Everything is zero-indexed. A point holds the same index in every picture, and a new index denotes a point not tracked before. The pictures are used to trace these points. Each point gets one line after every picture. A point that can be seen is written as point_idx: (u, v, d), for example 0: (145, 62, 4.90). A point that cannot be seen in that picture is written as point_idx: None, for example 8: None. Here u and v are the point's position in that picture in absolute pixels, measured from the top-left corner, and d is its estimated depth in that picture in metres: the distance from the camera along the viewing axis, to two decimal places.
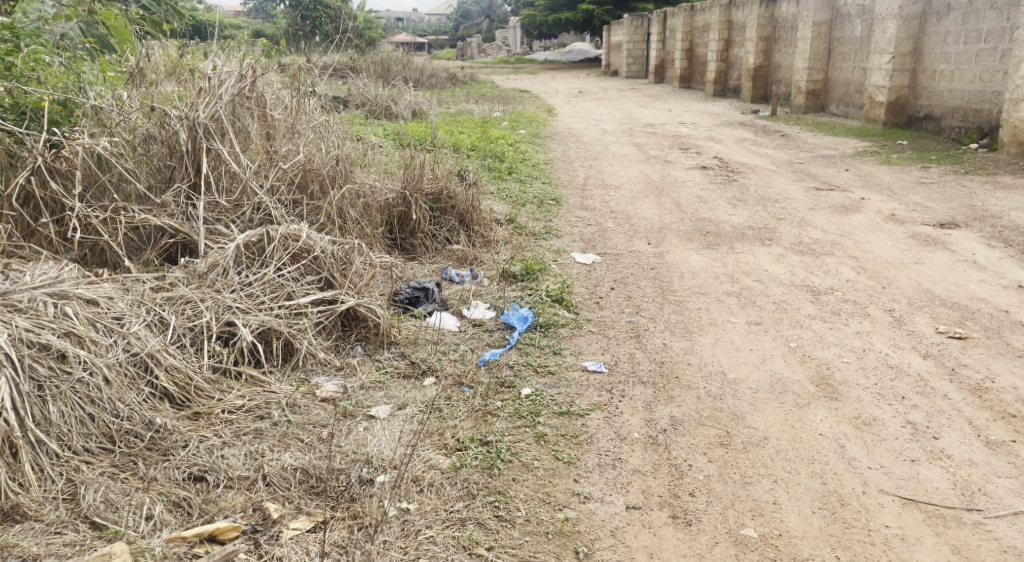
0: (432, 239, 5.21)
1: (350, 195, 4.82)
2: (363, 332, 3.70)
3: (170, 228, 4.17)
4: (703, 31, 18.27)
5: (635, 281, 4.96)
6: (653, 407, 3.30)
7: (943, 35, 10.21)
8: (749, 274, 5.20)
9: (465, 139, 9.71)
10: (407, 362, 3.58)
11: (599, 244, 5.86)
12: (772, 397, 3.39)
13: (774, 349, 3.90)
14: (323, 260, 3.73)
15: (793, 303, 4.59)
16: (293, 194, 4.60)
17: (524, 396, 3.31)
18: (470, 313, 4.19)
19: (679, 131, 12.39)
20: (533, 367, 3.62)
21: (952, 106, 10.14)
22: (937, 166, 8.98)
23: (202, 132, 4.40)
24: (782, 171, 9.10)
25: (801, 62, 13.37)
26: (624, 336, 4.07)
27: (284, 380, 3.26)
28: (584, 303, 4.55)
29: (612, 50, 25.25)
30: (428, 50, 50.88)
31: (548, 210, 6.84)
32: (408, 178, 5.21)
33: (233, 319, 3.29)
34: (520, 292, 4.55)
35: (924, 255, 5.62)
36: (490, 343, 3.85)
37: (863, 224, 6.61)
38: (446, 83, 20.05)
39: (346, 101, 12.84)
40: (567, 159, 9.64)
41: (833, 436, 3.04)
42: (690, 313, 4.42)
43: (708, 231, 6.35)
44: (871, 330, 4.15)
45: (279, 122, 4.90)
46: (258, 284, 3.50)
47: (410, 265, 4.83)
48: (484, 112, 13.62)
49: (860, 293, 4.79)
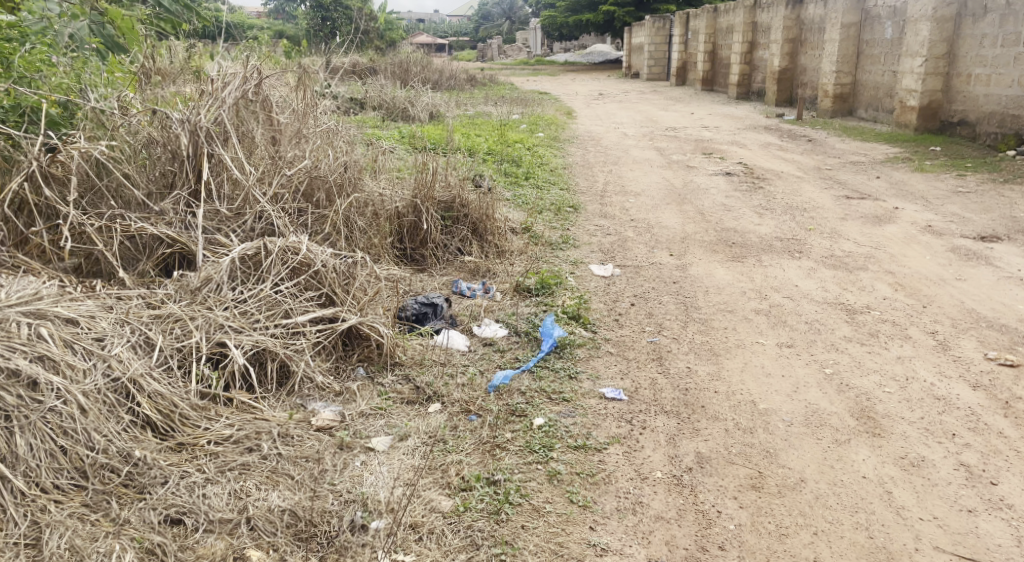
0: (443, 249, 4.96)
1: (357, 204, 4.58)
2: (364, 353, 3.45)
3: (167, 237, 3.94)
4: (726, 33, 17.91)
5: (657, 296, 4.69)
6: (677, 442, 3.03)
7: (980, 37, 9.81)
8: (779, 290, 4.91)
9: (481, 143, 9.46)
10: (412, 387, 3.32)
11: (618, 255, 5.60)
12: (808, 432, 3.10)
13: (808, 376, 3.61)
14: (324, 274, 3.47)
15: (827, 324, 4.30)
16: (297, 202, 4.35)
17: (536, 427, 3.05)
18: (480, 331, 3.93)
19: (702, 135, 12.05)
20: (546, 393, 3.36)
21: (989, 111, 9.74)
22: (974, 174, 8.62)
23: (203, 136, 4.17)
24: (810, 178, 8.77)
25: (829, 65, 12.99)
26: (645, 358, 3.80)
27: (278, 406, 3.00)
28: (603, 320, 4.28)
29: (633, 52, 24.92)
30: (448, 51, 50.80)
31: (566, 218, 6.58)
32: (419, 185, 4.96)
33: (224, 339, 3.03)
34: (534, 308, 4.29)
35: (965, 271, 5.31)
36: (501, 366, 3.59)
37: (899, 236, 6.28)
38: (465, 84, 19.82)
39: (363, 103, 12.63)
40: (587, 164, 9.35)
41: (877, 480, 2.76)
42: (716, 333, 4.14)
43: (734, 242, 6.05)
44: (913, 355, 3.85)
45: (285, 126, 4.67)
46: (253, 301, 3.24)
47: (419, 277, 4.59)
48: (502, 114, 13.35)
49: (898, 312, 4.48)
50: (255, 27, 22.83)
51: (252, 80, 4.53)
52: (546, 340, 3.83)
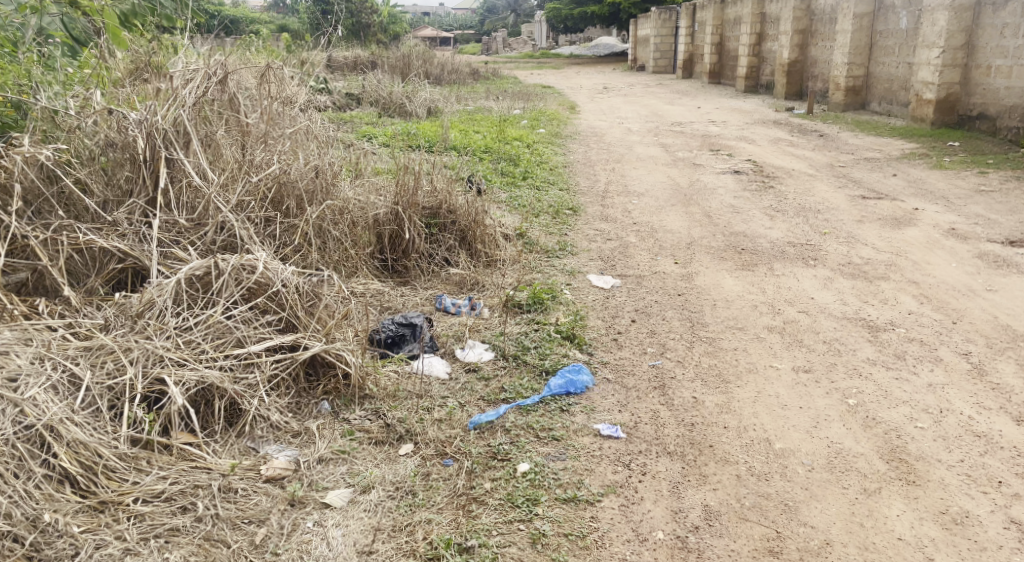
0: (428, 260, 4.56)
1: (332, 214, 4.17)
2: (330, 385, 3.04)
3: (118, 251, 3.50)
4: (734, 24, 17.44)
5: (660, 312, 4.30)
6: (682, 492, 2.64)
7: (1001, 27, 9.35)
8: (793, 303, 4.51)
9: (478, 140, 9.07)
10: (382, 424, 2.93)
11: (619, 263, 5.21)
12: (832, 480, 2.70)
13: (828, 409, 3.21)
14: (285, 296, 3.07)
15: (848, 343, 3.91)
16: (265, 211, 3.96)
17: (520, 475, 2.66)
18: (463, 355, 3.54)
19: (708, 130, 11.61)
20: (534, 430, 2.97)
21: (1010, 105, 9.29)
22: (996, 172, 8.20)
23: (160, 139, 3.76)
24: (822, 177, 8.35)
25: (840, 57, 12.52)
26: (646, 387, 3.41)
27: (224, 452, 2.61)
28: (600, 340, 3.89)
29: (638, 44, 24.47)
30: (453, 44, 50.40)
31: (564, 221, 6.19)
32: (400, 190, 4.56)
33: (163, 375, 2.63)
34: (524, 327, 3.90)
35: (996, 281, 4.91)
36: (485, 398, 3.20)
37: (921, 241, 5.89)
38: (468, 78, 19.42)
39: (359, 99, 12.24)
40: (588, 162, 8.96)
41: (915, 543, 2.39)
42: (726, 356, 3.74)
43: (744, 248, 5.66)
44: (946, 382, 3.46)
45: (254, 127, 4.27)
46: (200, 329, 2.83)
47: (400, 292, 4.21)
48: (502, 109, 12.94)
49: (926, 330, 4.09)
50: (255, 22, 22.50)
51: (216, 76, 4.12)
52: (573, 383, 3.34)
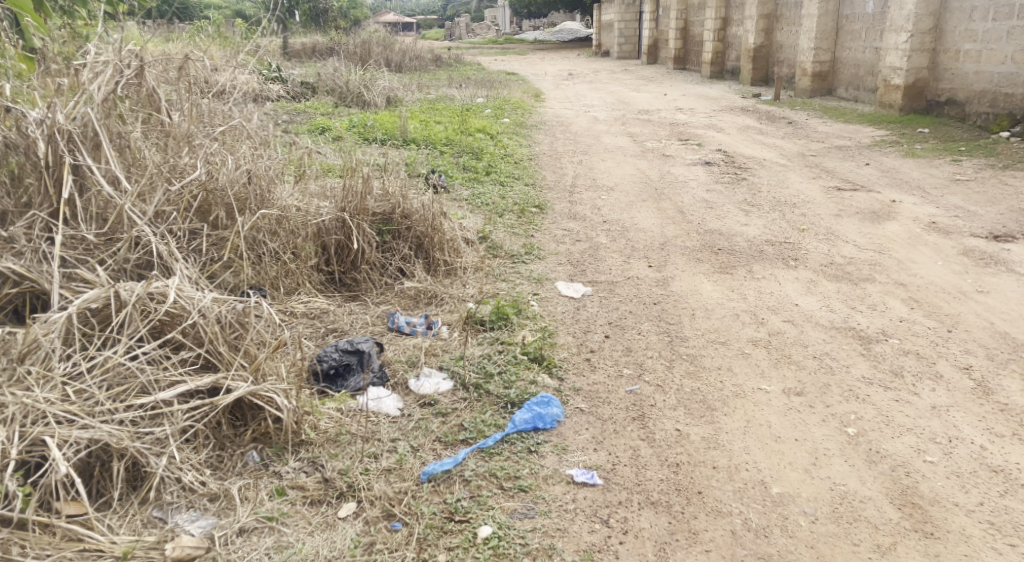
0: (380, 271, 4.12)
1: (271, 223, 3.80)
2: (258, 431, 2.61)
3: (12, 273, 2.93)
4: (698, 8, 17.15)
5: (636, 325, 3.93)
6: (670, 556, 2.30)
7: (970, 10, 9.14)
8: (777, 311, 4.18)
9: (438, 131, 8.61)
10: (320, 479, 2.52)
11: (589, 268, 4.83)
12: (839, 535, 2.39)
13: (826, 441, 2.87)
14: (202, 329, 2.62)
15: (839, 358, 3.59)
16: (189, 223, 3.50)
17: (481, 543, 2.29)
18: (418, 385, 3.12)
19: (676, 118, 11.29)
20: (498, 480, 2.58)
21: (980, 90, 9.09)
22: (970, 160, 7.98)
23: (63, 141, 3.23)
24: (795, 167, 8.07)
25: (806, 42, 12.28)
26: (625, 417, 3.04)
27: (122, 527, 2.19)
28: (572, 360, 3.51)
29: (603, 30, 24.06)
30: (416, 29, 49.50)
31: (530, 221, 5.79)
32: (347, 194, 4.10)
33: (45, 436, 2.19)
34: (487, 348, 3.49)
35: (986, 282, 4.63)
36: (442, 440, 2.79)
37: (903, 237, 5.61)
38: (431, 65, 18.84)
39: (315, 88, 11.65)
40: (553, 154, 8.57)
41: None
42: (709, 378, 3.37)
43: (720, 248, 5.31)
44: (951, 403, 3.14)
45: (176, 126, 3.78)
46: (95, 375, 2.38)
47: (348, 310, 3.77)
48: (465, 97, 12.48)
49: (920, 341, 3.77)
50: (207, 8, 21.63)
51: (131, 69, 3.62)
52: (542, 417, 2.95)
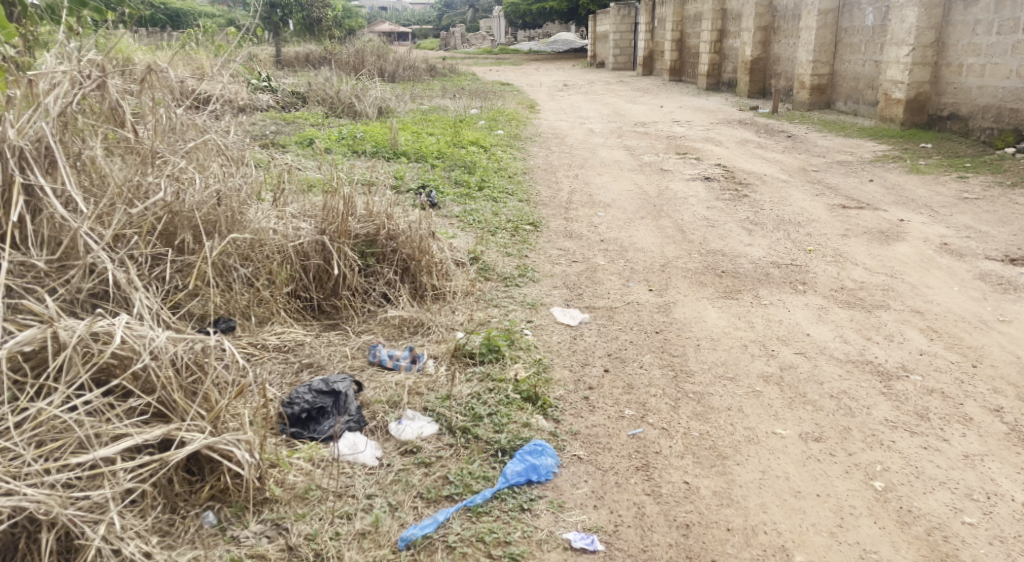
0: (362, 297, 3.82)
1: (242, 248, 3.53)
2: (215, 488, 2.32)
3: None
4: (694, 20, 16.96)
5: (638, 358, 3.65)
6: None
7: (972, 24, 8.93)
8: (787, 342, 3.90)
9: (429, 143, 8.33)
10: (283, 546, 2.23)
11: (586, 291, 4.55)
12: None
13: (851, 497, 2.62)
14: (152, 375, 2.32)
15: (858, 396, 3.31)
16: (151, 248, 3.21)
17: None
18: (399, 430, 2.83)
19: (673, 131, 11.05)
20: (486, 546, 2.31)
21: (983, 105, 8.87)
22: (977, 176, 7.74)
23: (13, 158, 2.86)
24: (798, 183, 7.82)
25: (805, 54, 12.07)
26: (628, 467, 2.76)
27: None
28: (569, 399, 3.22)
29: (597, 40, 23.90)
30: (410, 38, 49.34)
31: (523, 239, 5.52)
32: (326, 215, 3.80)
33: None
34: (476, 385, 3.20)
35: (1008, 310, 4.37)
36: (424, 496, 2.50)
37: (915, 259, 5.35)
38: (425, 74, 18.59)
39: (304, 98, 11.34)
40: (548, 167, 8.30)
41: None
42: (718, 421, 3.08)
43: (723, 270, 5.04)
44: (985, 451, 2.87)
45: (140, 143, 3.47)
46: (25, 431, 2.08)
47: (326, 340, 3.48)
48: (458, 108, 12.22)
49: (944, 378, 3.49)
50: (196, 14, 21.29)
51: (90, 80, 3.31)
52: (536, 469, 2.66)
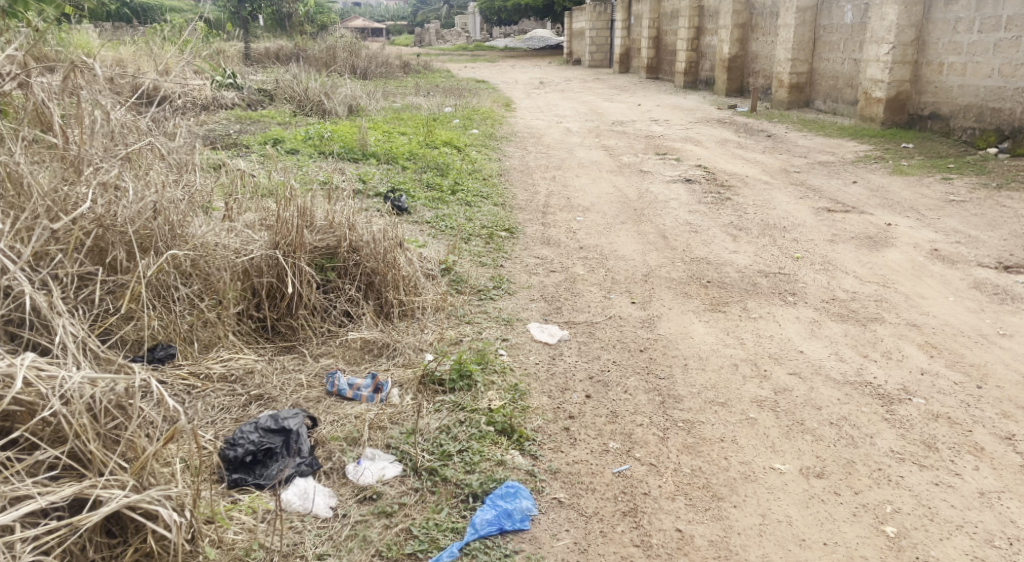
0: (322, 316, 3.50)
1: (185, 265, 3.20)
2: (141, 552, 2.00)
3: None
4: (671, 18, 16.75)
5: (621, 381, 3.36)
6: None
7: (954, 22, 8.77)
8: (780, 362, 3.64)
9: (400, 143, 8.01)
10: None
11: (565, 304, 4.26)
12: None
13: (862, 546, 2.36)
14: (62, 423, 2.00)
15: (860, 424, 3.06)
16: (80, 266, 2.88)
17: None
18: (358, 474, 2.53)
19: (652, 130, 10.82)
20: None
21: (965, 104, 8.71)
22: (961, 178, 7.58)
23: None
24: (781, 185, 7.60)
25: (783, 53, 11.88)
26: (614, 512, 2.48)
27: None
28: (546, 429, 2.93)
29: (574, 38, 23.64)
30: (386, 35, 48.92)
31: (498, 247, 5.22)
32: (279, 226, 3.47)
33: None
34: (445, 417, 2.90)
35: (1006, 323, 4.15)
36: (383, 556, 2.21)
37: (906, 266, 5.13)
38: (399, 71, 18.20)
39: (272, 96, 10.93)
40: (525, 169, 8.01)
41: None
42: (711, 455, 2.81)
43: (709, 280, 4.78)
44: (1001, 488, 2.63)
45: (68, 150, 3.13)
46: None
47: (279, 366, 3.16)
48: (432, 106, 11.88)
49: (948, 401, 3.25)
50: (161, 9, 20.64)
51: (9, 80, 2.97)
52: (512, 518, 2.38)
